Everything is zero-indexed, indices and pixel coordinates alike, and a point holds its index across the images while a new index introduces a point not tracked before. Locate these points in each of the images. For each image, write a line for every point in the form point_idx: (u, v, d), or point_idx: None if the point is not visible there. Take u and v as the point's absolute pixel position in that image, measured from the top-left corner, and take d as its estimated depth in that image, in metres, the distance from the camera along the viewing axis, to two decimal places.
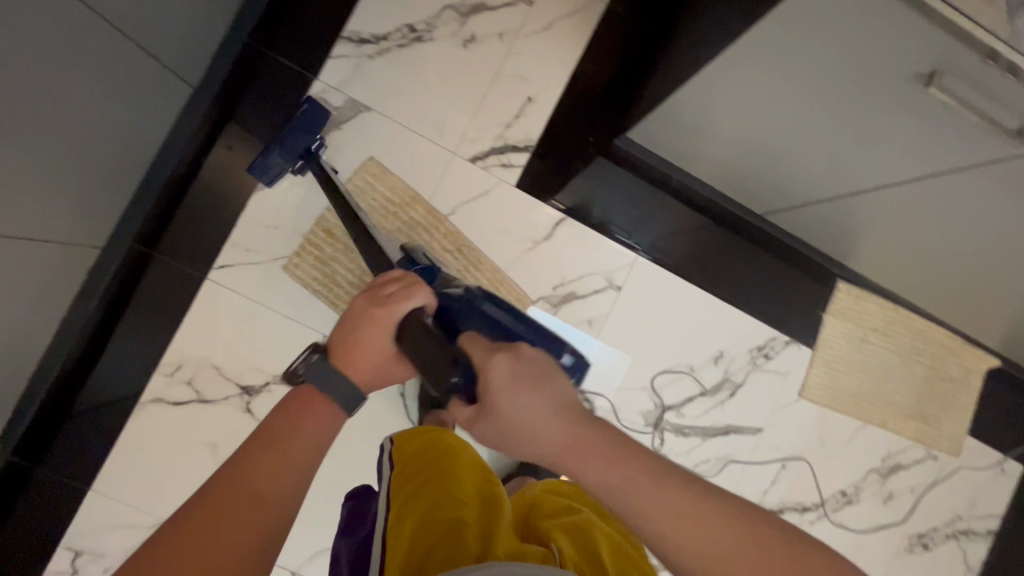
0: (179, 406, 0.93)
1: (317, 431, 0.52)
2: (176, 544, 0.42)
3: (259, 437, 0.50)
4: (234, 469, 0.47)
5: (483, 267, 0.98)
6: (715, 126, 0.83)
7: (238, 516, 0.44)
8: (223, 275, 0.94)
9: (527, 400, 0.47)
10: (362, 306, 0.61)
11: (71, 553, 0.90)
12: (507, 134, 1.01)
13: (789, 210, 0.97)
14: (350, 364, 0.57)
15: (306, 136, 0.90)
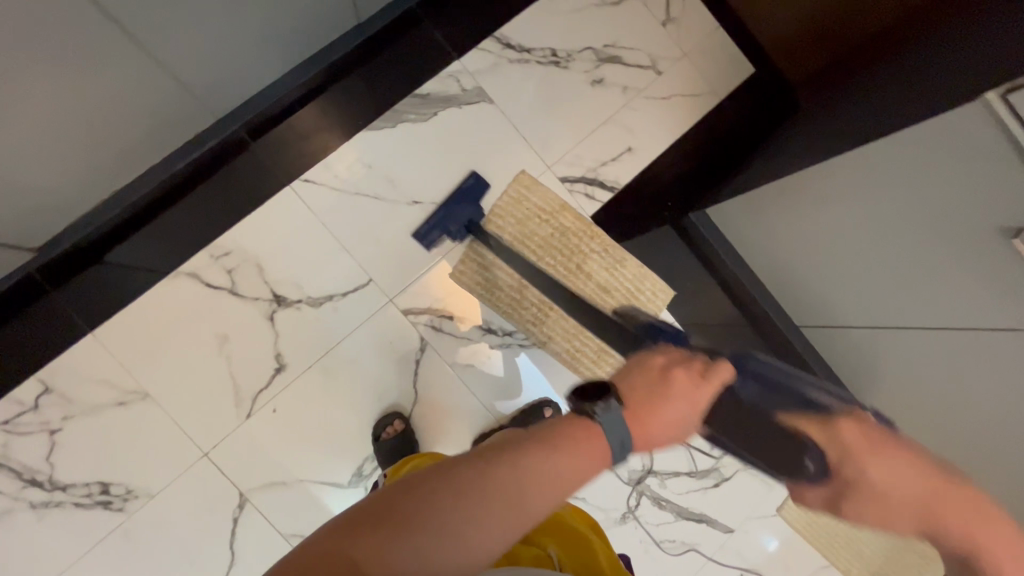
0: (210, 289, 0.93)
1: (585, 460, 0.43)
2: (424, 495, 0.38)
3: (525, 437, 0.43)
4: (499, 453, 0.41)
5: (625, 267, 1.07)
6: (799, 228, 0.91)
7: (491, 498, 0.38)
8: (304, 189, 0.98)
9: (887, 466, 0.53)
10: (667, 360, 0.53)
11: (41, 388, 0.87)
12: (600, 170, 1.08)
13: (824, 331, 1.02)
14: (644, 416, 0.48)
15: (473, 206, 1.01)
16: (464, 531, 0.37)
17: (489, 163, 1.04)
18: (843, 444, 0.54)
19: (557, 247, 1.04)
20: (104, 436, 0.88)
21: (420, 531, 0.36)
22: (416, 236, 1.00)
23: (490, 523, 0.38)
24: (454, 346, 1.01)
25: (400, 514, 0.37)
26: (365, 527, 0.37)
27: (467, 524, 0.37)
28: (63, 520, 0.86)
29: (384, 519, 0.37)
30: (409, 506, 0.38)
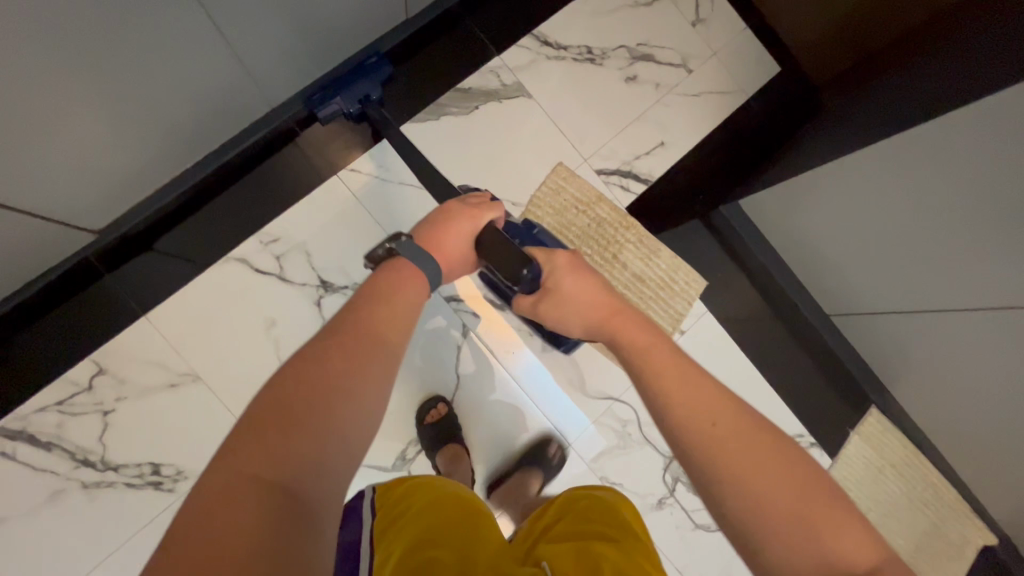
0: (259, 274, 0.95)
1: (406, 311, 0.57)
2: (291, 381, 0.42)
3: (343, 319, 0.52)
4: (337, 335, 0.49)
5: (660, 256, 1.10)
6: (836, 215, 0.95)
7: (355, 357, 0.47)
8: (351, 178, 1.00)
9: (583, 282, 0.74)
10: (462, 221, 0.74)
11: (95, 369, 0.88)
12: (634, 163, 1.11)
13: (863, 314, 1.06)
14: (442, 250, 0.71)
15: (370, 82, 0.97)
16: (352, 390, 0.44)
17: (528, 155, 1.07)
18: (555, 262, 0.76)
19: (593, 238, 1.07)
20: (155, 417, 0.89)
21: (317, 410, 0.41)
22: (306, 105, 0.97)
23: (366, 371, 0.46)
24: (494, 333, 1.04)
25: (284, 408, 0.40)
26: (249, 429, 0.38)
27: (350, 384, 0.44)
28: (113, 500, 0.87)
29: (267, 421, 0.39)
30: (287, 397, 0.41)
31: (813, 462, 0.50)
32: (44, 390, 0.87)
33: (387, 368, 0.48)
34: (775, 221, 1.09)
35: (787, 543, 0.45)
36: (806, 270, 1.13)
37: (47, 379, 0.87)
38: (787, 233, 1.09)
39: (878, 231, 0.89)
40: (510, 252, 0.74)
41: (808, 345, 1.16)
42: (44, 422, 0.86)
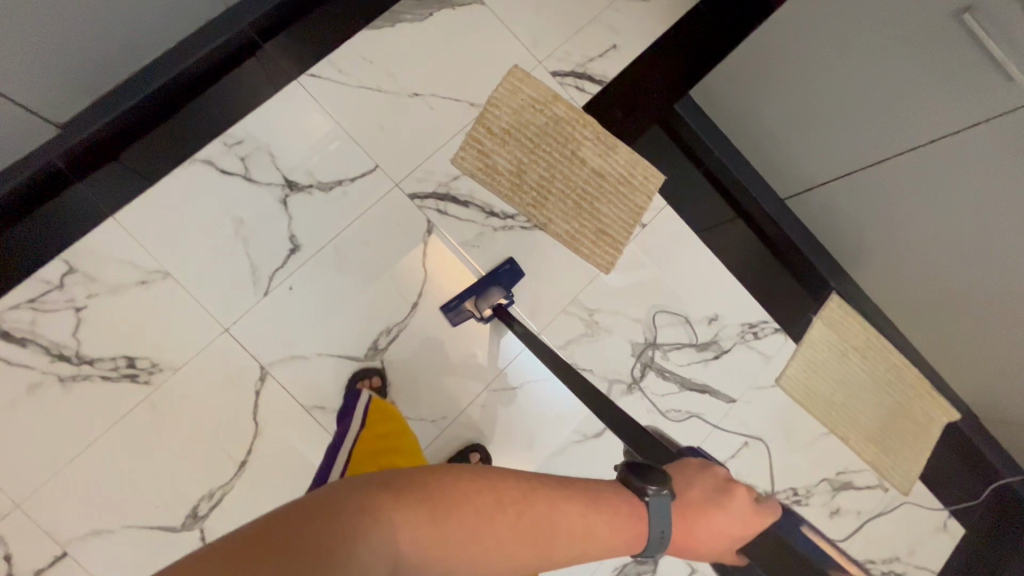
0: (225, 175, 0.98)
1: (582, 527, 0.56)
2: (448, 498, 0.47)
3: (541, 480, 0.56)
4: (525, 486, 0.54)
5: (619, 152, 1.13)
6: (791, 73, 0.99)
7: (514, 527, 0.50)
8: (311, 84, 1.03)
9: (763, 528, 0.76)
10: (706, 481, 0.75)
11: (65, 268, 0.90)
12: (588, 66, 1.15)
13: (819, 188, 1.09)
14: (678, 527, 0.68)
15: (501, 291, 1.01)
16: (484, 548, 0.48)
17: (484, 59, 1.10)
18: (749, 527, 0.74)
19: (552, 135, 1.10)
20: (127, 313, 0.92)
21: (463, 526, 0.47)
22: (444, 312, 1.02)
23: (506, 549, 0.50)
24: (458, 227, 1.05)
25: (420, 498, 0.46)
26: (413, 493, 0.46)
27: (489, 534, 0.48)
28: (89, 393, 0.89)
29: (407, 489, 0.46)
30: (437, 498, 0.47)
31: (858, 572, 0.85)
32: (16, 289, 0.89)
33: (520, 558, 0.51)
34: (732, 102, 1.13)
35: None
36: (762, 161, 1.17)
37: (16, 279, 0.89)
38: (745, 117, 1.12)
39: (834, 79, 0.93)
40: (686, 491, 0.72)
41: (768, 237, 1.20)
42: (17, 318, 0.88)
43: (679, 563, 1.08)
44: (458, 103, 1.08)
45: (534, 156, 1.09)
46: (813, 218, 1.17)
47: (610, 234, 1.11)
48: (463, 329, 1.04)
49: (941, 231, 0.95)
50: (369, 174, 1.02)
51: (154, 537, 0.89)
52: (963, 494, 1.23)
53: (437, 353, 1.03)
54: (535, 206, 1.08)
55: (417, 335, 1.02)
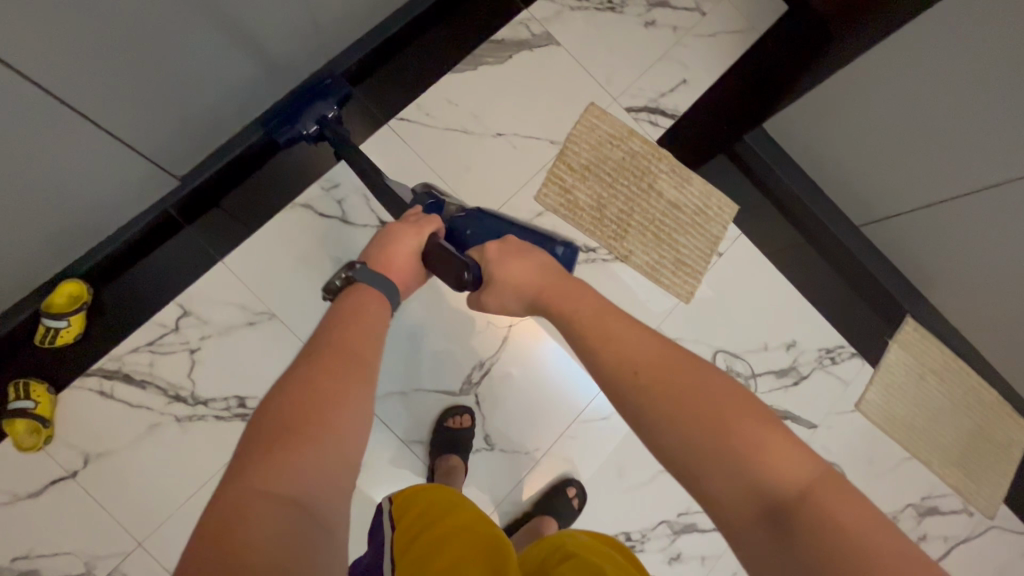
0: (323, 217, 1.02)
1: (374, 328, 0.63)
2: (279, 422, 0.46)
3: (312, 351, 0.55)
4: (319, 357, 0.54)
5: (693, 183, 1.16)
6: (875, 112, 1.00)
7: (340, 378, 0.52)
8: (401, 128, 1.07)
9: (518, 263, 0.75)
10: (403, 237, 0.76)
11: (179, 312, 0.95)
12: (660, 101, 1.18)
13: (903, 216, 1.10)
14: (389, 266, 0.74)
15: (324, 102, 0.99)
16: (348, 418, 0.49)
17: (561, 98, 1.13)
18: (493, 255, 0.77)
19: (629, 169, 1.13)
20: (237, 353, 0.95)
21: (302, 441, 0.45)
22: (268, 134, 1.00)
23: (352, 384, 0.52)
24: None
25: (260, 466, 0.42)
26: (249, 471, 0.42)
27: (340, 402, 0.50)
28: (203, 432, 0.92)
29: (244, 468, 0.43)
30: (277, 434, 0.45)
31: (793, 437, 0.48)
32: (135, 333, 0.93)
33: (363, 382, 0.53)
34: (811, 135, 1.14)
35: (718, 479, 0.47)
36: (835, 187, 1.19)
37: (136, 324, 0.94)
38: (823, 147, 1.13)
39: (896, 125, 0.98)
40: (441, 255, 0.77)
41: (840, 262, 1.22)
42: (137, 361, 0.92)
43: None
44: (538, 141, 1.11)
45: (613, 190, 1.12)
46: (887, 243, 1.18)
47: (688, 264, 1.13)
48: (551, 359, 1.06)
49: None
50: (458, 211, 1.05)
51: None
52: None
53: (521, 384, 1.05)
54: (616, 238, 1.11)
55: (507, 367, 1.05)
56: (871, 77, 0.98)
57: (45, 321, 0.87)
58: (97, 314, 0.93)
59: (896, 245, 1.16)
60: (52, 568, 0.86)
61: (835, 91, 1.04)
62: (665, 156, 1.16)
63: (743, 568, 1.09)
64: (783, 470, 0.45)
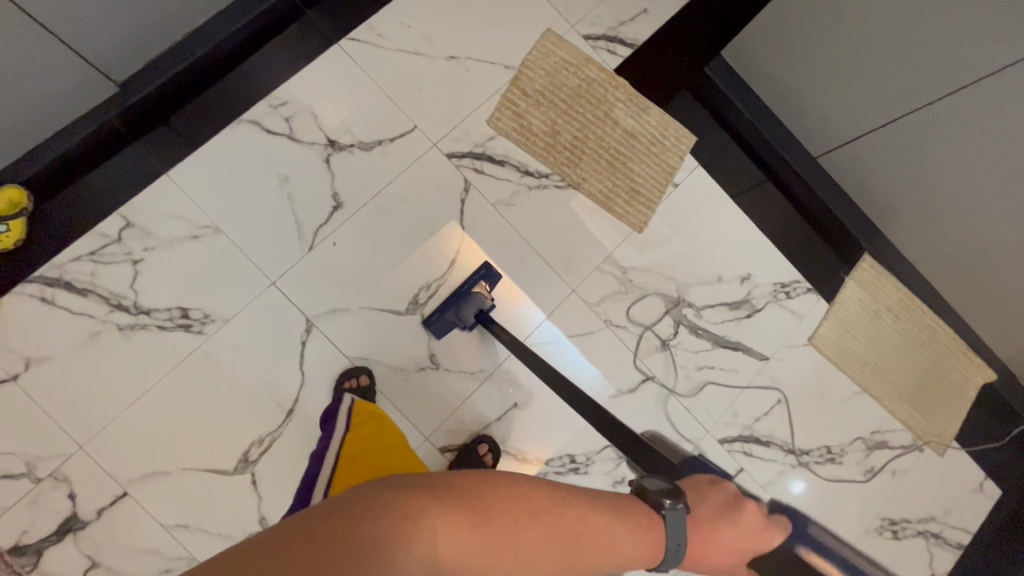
0: (270, 134, 1.01)
1: (613, 542, 0.64)
2: (476, 509, 0.53)
3: (563, 496, 0.62)
4: (556, 505, 0.61)
5: (652, 114, 1.15)
6: (829, 26, 1.03)
7: (537, 543, 0.56)
8: (351, 47, 1.06)
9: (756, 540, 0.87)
10: (720, 496, 0.87)
11: (123, 223, 0.95)
12: (619, 29, 1.16)
13: (868, 135, 1.08)
14: (704, 542, 0.80)
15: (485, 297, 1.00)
16: (518, 564, 0.54)
17: (518, 23, 1.12)
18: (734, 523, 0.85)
19: (585, 96, 1.12)
20: (180, 265, 0.96)
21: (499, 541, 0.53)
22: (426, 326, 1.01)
23: (539, 558, 0.56)
24: (494, 186, 1.07)
25: (469, 512, 0.53)
26: (453, 509, 0.52)
27: (530, 554, 0.55)
28: (146, 341, 0.93)
29: (446, 499, 0.52)
30: (485, 504, 0.55)
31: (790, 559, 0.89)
32: (76, 242, 0.93)
33: (549, 558, 0.57)
34: (783, 50, 1.11)
35: None
36: (797, 117, 1.17)
37: (77, 233, 0.93)
38: (794, 65, 1.11)
39: (847, 40, 1.01)
40: (708, 514, 0.83)
41: (799, 198, 1.21)
42: (79, 270, 0.92)
43: None
44: (492, 65, 1.10)
45: (568, 116, 1.11)
46: (846, 175, 1.17)
47: (642, 193, 1.13)
48: (501, 285, 1.06)
49: (987, 176, 0.96)
50: (409, 134, 1.05)
51: (208, 479, 0.93)
52: (1000, 453, 1.22)
53: None
54: (569, 165, 1.10)
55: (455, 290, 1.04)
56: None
57: None
58: (39, 222, 0.93)
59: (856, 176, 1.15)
60: None
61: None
62: (623, 85, 1.15)
63: None
64: None
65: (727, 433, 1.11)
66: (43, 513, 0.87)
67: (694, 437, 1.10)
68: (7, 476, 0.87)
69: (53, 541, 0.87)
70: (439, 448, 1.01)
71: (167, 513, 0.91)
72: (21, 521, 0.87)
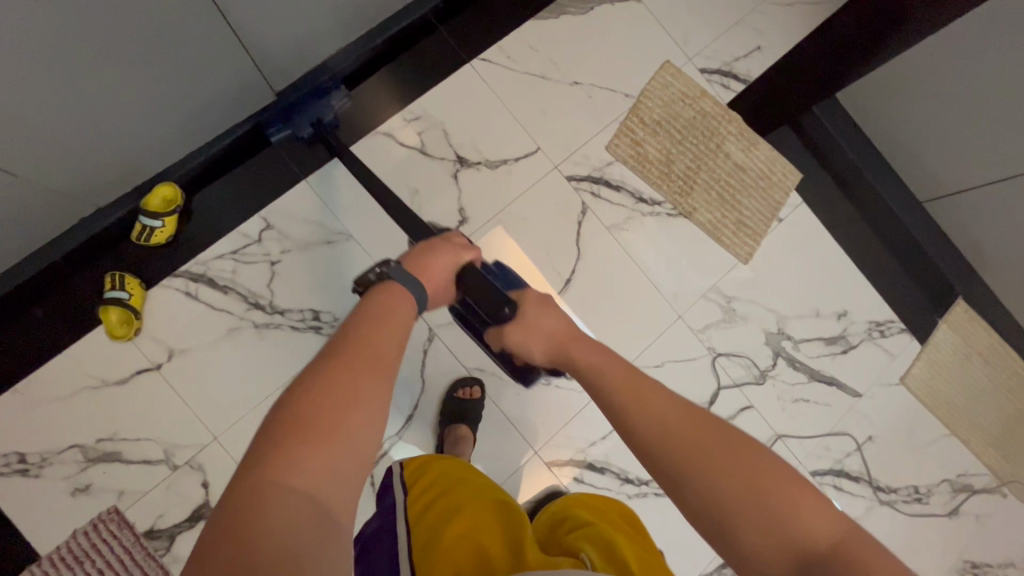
0: (403, 147, 1.05)
1: (400, 324, 0.52)
2: (279, 432, 0.38)
3: (331, 341, 0.47)
4: (335, 348, 0.46)
5: (760, 148, 1.18)
6: (942, 90, 1.05)
7: (370, 384, 0.43)
8: (482, 67, 1.09)
9: (544, 315, 0.70)
10: (444, 247, 0.70)
11: (263, 224, 0.99)
12: (733, 65, 1.19)
13: (980, 189, 1.10)
14: (429, 278, 0.67)
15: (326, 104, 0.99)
16: (360, 426, 0.40)
17: (640, 54, 1.15)
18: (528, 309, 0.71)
19: (698, 128, 1.15)
20: (314, 269, 0.99)
21: (328, 429, 0.39)
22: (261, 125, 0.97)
23: (370, 392, 0.43)
24: (610, 210, 1.10)
25: (282, 440, 0.37)
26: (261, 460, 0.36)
27: (362, 407, 0.41)
28: (279, 339, 0.97)
29: (265, 449, 0.37)
30: (282, 431, 0.38)
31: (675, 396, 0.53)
32: (221, 240, 0.97)
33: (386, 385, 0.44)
34: (900, 97, 1.13)
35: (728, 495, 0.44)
36: (903, 162, 1.20)
37: (222, 232, 0.98)
38: (910, 112, 1.13)
39: (961, 105, 1.04)
40: (490, 294, 0.72)
41: (897, 239, 1.23)
42: (222, 268, 0.96)
43: None
44: (613, 93, 1.13)
45: (682, 146, 1.14)
46: (947, 222, 1.20)
47: (750, 226, 1.15)
48: (612, 306, 1.09)
49: None
50: (532, 155, 1.08)
51: None
52: None
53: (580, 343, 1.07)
54: (681, 194, 1.13)
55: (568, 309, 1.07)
56: (940, 56, 1.03)
57: (142, 219, 0.91)
58: (186, 219, 0.97)
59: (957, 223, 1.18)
60: (133, 452, 0.90)
61: (941, 47, 1.02)
62: (735, 118, 1.18)
63: None
64: (812, 520, 0.43)
65: (819, 466, 1.13)
66: (177, 499, 0.91)
67: None
68: (147, 461, 0.91)
69: (185, 526, 0.90)
70: (547, 463, 1.04)
71: None
72: (157, 504, 0.90)
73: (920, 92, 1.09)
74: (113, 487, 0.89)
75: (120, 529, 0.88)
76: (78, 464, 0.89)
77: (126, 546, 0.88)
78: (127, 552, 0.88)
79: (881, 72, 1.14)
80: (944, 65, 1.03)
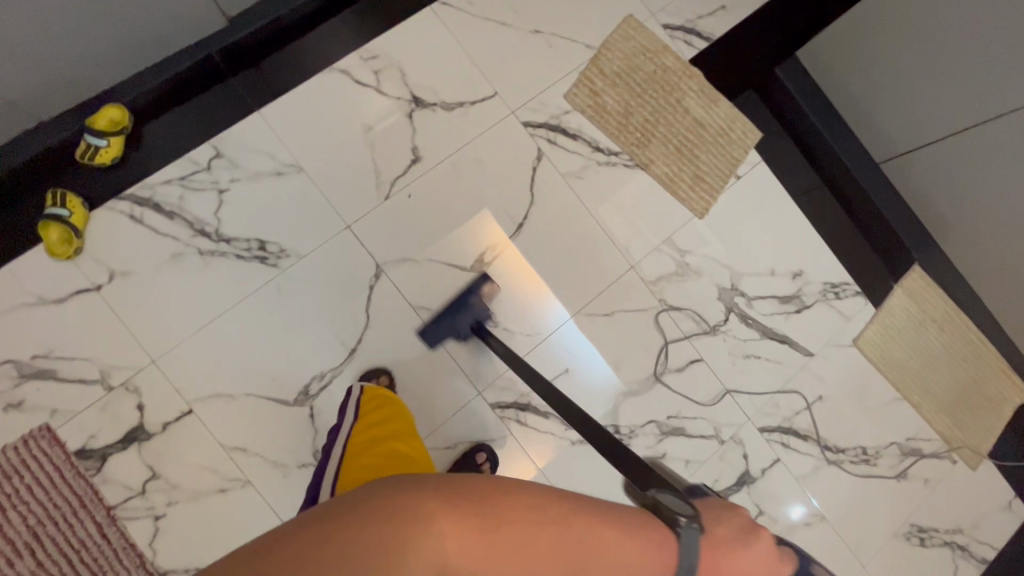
0: (359, 85, 1.05)
1: (641, 555, 0.55)
2: (476, 504, 0.49)
3: (571, 504, 0.54)
4: (567, 515, 0.53)
5: (722, 106, 1.18)
6: (895, 42, 1.08)
7: (543, 550, 0.50)
8: (441, 10, 1.09)
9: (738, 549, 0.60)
10: (739, 522, 0.63)
11: (213, 152, 0.98)
12: (697, 22, 1.19)
13: (932, 144, 1.11)
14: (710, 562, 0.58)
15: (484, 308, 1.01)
16: (520, 561, 0.49)
17: (601, 5, 1.15)
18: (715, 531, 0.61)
19: (659, 82, 1.15)
20: (261, 200, 0.99)
21: (500, 533, 0.48)
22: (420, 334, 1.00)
23: (543, 557, 0.50)
24: (565, 158, 1.10)
25: (481, 511, 0.49)
26: (456, 499, 0.49)
27: (526, 552, 0.49)
28: (222, 267, 0.96)
29: (467, 503, 0.49)
30: (494, 512, 0.49)
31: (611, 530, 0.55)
32: (169, 166, 0.97)
33: (551, 561, 0.50)
34: (869, 44, 1.13)
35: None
36: (862, 122, 1.21)
37: (170, 158, 0.97)
38: (865, 68, 1.15)
39: (912, 57, 1.06)
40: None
41: (854, 203, 1.23)
42: (168, 193, 0.96)
43: (748, 504, 1.10)
44: (573, 43, 1.13)
45: (642, 99, 1.14)
46: (905, 185, 1.20)
47: (707, 181, 1.15)
48: (564, 254, 1.09)
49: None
50: (489, 99, 1.08)
51: (268, 407, 0.95)
52: None
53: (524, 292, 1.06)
54: (638, 146, 1.13)
55: (520, 254, 1.07)
56: (896, 6, 1.06)
57: (87, 137, 0.91)
58: (134, 144, 0.97)
59: (915, 187, 1.18)
60: (68, 371, 0.90)
61: None
62: (697, 75, 1.17)
63: (727, 481, 1.10)
64: None
65: (767, 423, 1.13)
66: (111, 420, 0.90)
67: (734, 423, 1.12)
68: (83, 381, 0.90)
69: (118, 448, 0.90)
70: (492, 404, 1.03)
71: (228, 435, 0.93)
72: (89, 424, 0.89)
73: (873, 44, 1.11)
74: (46, 405, 0.89)
75: (50, 446, 0.88)
76: (11, 380, 0.88)
77: (56, 463, 0.88)
78: (58, 469, 0.88)
79: (838, 25, 1.16)
80: (898, 17, 1.06)
